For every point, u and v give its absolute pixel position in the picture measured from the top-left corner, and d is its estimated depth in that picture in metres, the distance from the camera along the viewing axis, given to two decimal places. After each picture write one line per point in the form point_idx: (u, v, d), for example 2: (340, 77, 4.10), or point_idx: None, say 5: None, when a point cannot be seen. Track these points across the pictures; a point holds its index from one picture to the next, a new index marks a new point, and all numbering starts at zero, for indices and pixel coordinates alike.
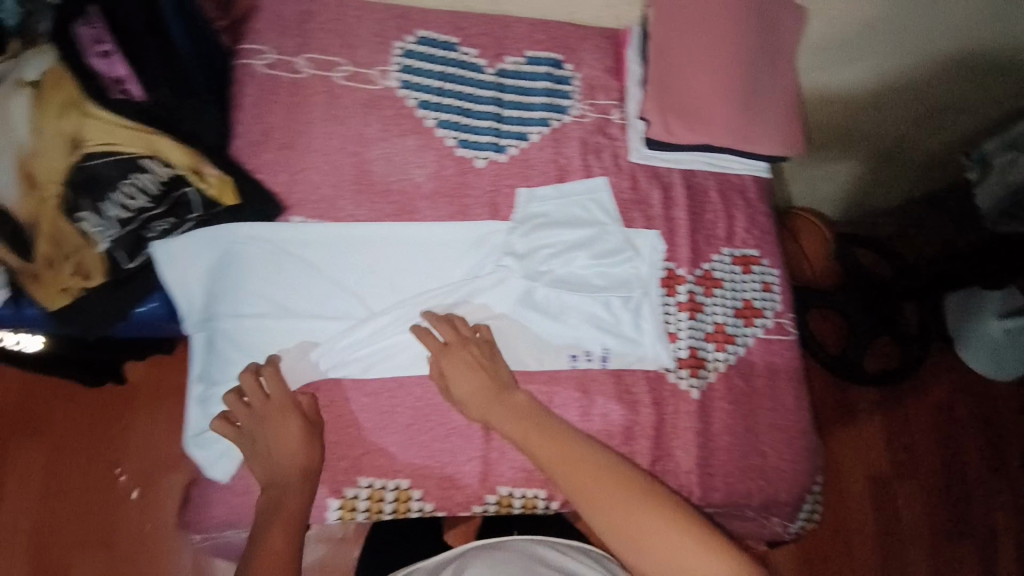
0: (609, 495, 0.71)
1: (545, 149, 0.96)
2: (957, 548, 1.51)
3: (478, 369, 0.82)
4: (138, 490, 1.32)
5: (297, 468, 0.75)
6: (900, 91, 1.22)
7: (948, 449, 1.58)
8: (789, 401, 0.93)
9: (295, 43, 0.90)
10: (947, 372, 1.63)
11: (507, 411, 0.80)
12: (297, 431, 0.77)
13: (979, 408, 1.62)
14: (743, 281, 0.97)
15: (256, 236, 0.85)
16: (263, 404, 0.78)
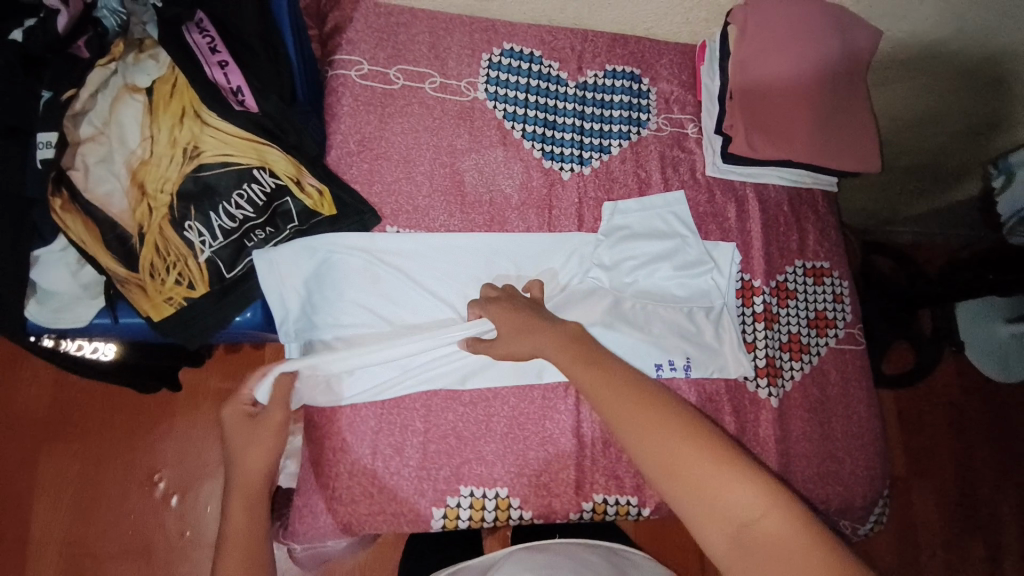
0: (653, 424, 0.64)
1: (626, 162, 0.98)
2: (969, 544, 1.59)
3: (521, 311, 0.78)
4: (177, 495, 1.24)
5: (253, 460, 0.71)
6: (951, 113, 1.26)
7: (963, 451, 1.66)
8: (860, 408, 0.96)
9: (388, 54, 0.92)
10: (965, 377, 1.71)
11: (545, 339, 0.75)
12: (256, 441, 0.72)
13: (994, 411, 1.69)
14: (815, 293, 1.00)
15: (355, 246, 0.84)
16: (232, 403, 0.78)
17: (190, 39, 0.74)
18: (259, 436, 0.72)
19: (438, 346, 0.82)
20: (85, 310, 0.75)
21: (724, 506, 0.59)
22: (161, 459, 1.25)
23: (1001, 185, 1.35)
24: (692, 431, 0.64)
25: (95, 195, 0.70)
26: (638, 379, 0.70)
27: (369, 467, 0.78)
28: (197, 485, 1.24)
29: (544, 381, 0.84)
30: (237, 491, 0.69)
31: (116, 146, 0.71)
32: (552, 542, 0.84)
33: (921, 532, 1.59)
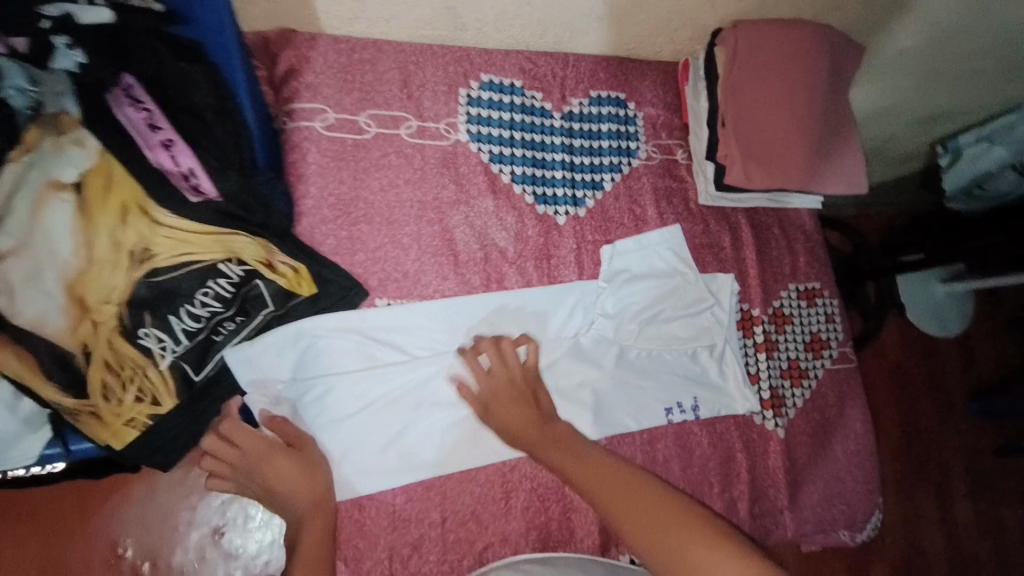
0: (621, 493, 0.65)
1: (620, 199, 0.93)
2: (922, 501, 1.73)
3: (521, 398, 0.76)
4: (149, 563, 0.93)
5: (310, 497, 0.68)
6: (919, 107, 1.27)
7: (915, 417, 1.78)
8: (857, 426, 0.99)
9: (355, 98, 0.81)
10: (910, 345, 1.84)
11: (547, 439, 0.74)
12: (296, 467, 0.69)
13: (937, 376, 1.84)
14: (808, 315, 1.00)
15: (339, 326, 0.75)
16: (241, 454, 0.69)
17: (125, 114, 0.63)
18: (302, 467, 0.69)
19: (444, 419, 0.78)
20: (28, 448, 0.64)
21: None
22: (125, 523, 0.93)
23: (948, 163, 1.32)
24: (665, 502, 0.64)
25: (26, 319, 0.58)
26: (631, 473, 0.69)
27: (387, 569, 0.73)
28: (172, 548, 0.94)
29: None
30: (308, 517, 0.66)
31: (45, 259, 0.58)
32: (558, 556, 0.73)
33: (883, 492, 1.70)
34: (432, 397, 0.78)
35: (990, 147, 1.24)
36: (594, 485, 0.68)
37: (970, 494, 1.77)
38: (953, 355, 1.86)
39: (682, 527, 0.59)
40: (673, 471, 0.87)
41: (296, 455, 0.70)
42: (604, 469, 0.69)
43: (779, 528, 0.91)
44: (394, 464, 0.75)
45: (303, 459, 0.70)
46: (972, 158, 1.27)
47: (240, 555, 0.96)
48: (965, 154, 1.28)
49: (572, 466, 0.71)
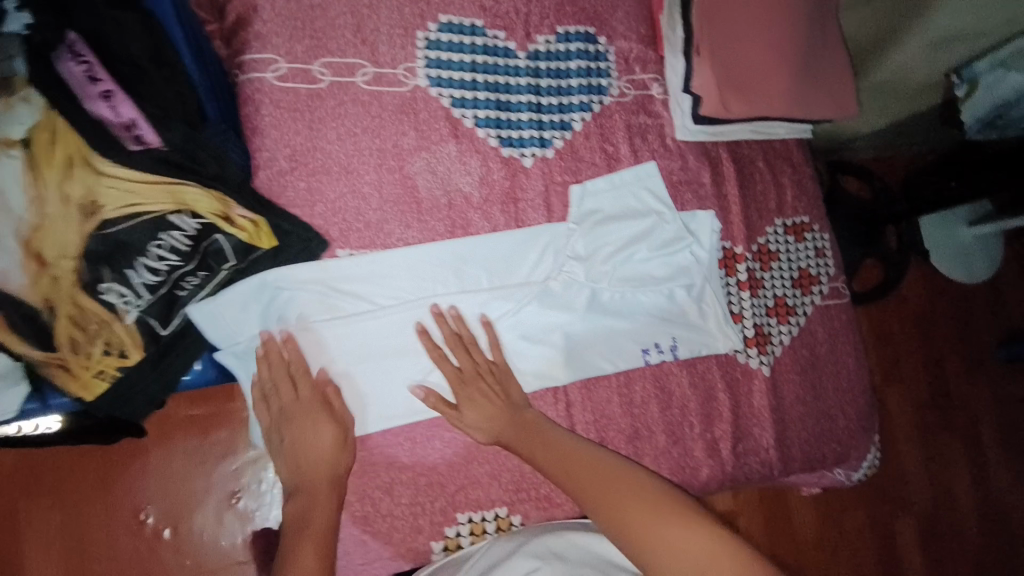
0: (584, 469, 0.71)
1: (591, 138, 0.90)
2: (939, 439, 1.73)
3: (487, 392, 0.77)
4: (170, 528, 0.99)
5: (324, 471, 0.71)
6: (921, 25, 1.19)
7: (930, 357, 1.77)
8: (848, 360, 0.95)
9: (307, 47, 0.80)
10: (929, 288, 1.81)
11: (516, 429, 0.75)
12: (331, 438, 0.72)
13: (953, 315, 1.82)
14: (796, 250, 0.95)
15: (303, 278, 0.76)
16: (292, 402, 0.73)
17: (65, 68, 0.62)
18: (334, 437, 0.72)
19: (412, 364, 0.78)
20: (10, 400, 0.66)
21: (681, 554, 0.60)
22: (148, 491, 0.99)
23: (963, 96, 1.29)
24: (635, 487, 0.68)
25: None
26: (585, 447, 0.74)
27: (359, 513, 0.75)
28: (192, 512, 1.00)
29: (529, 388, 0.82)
30: (312, 493, 0.69)
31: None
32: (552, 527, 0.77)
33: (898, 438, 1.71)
34: (402, 348, 0.78)
35: (1006, 76, 1.22)
36: (565, 466, 0.72)
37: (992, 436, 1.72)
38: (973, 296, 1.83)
39: (651, 511, 0.65)
40: (651, 412, 0.86)
41: (337, 428, 0.72)
42: (575, 454, 0.73)
43: (764, 467, 0.88)
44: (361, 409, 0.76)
45: (334, 437, 0.72)
46: (989, 86, 1.24)
47: (255, 517, 1.02)
48: (982, 83, 1.25)
49: (542, 450, 0.74)
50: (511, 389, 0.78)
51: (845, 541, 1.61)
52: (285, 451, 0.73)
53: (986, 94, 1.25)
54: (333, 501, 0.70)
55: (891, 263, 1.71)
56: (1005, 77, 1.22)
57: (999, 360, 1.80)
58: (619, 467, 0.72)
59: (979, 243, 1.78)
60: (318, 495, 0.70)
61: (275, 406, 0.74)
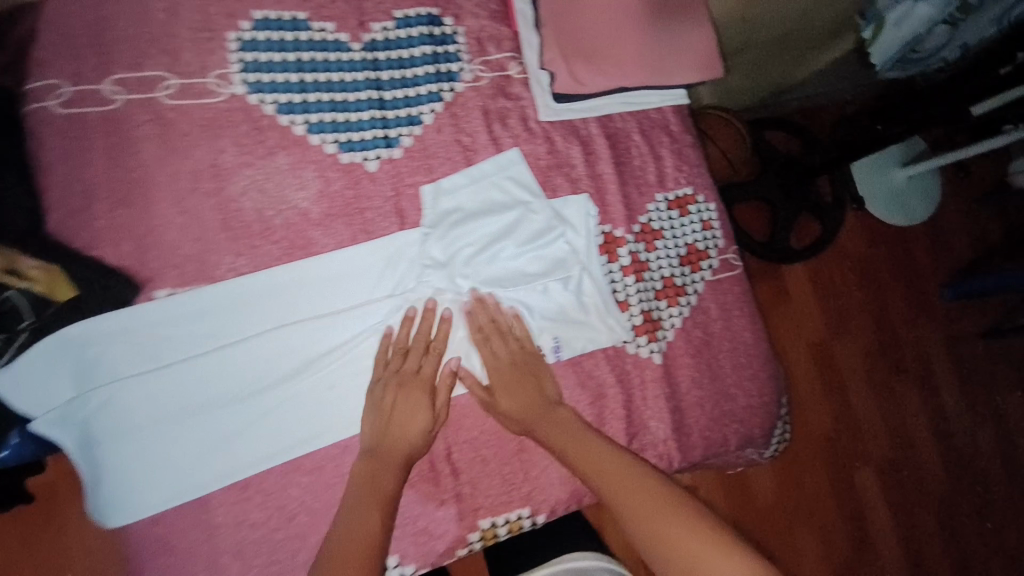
0: (613, 472, 0.69)
1: (443, 130, 0.82)
2: (892, 383, 1.71)
3: (426, 390, 0.75)
4: None
5: (399, 448, 0.72)
6: None
7: (874, 304, 1.73)
8: (747, 336, 0.89)
9: (95, 64, 0.71)
10: (868, 233, 1.76)
11: (552, 422, 0.75)
12: (422, 425, 0.73)
13: (895, 260, 1.77)
14: (681, 226, 0.89)
15: (112, 329, 0.69)
16: (412, 372, 0.75)
17: None
18: (424, 418, 0.73)
19: (258, 403, 0.73)
20: None
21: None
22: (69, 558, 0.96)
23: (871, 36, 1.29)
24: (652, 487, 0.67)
25: None
26: (620, 452, 0.72)
27: None
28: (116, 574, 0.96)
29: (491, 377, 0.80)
30: (387, 469, 0.70)
31: None
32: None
33: (850, 388, 1.68)
34: (246, 387, 0.73)
35: (914, 10, 1.18)
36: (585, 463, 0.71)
37: None
38: (914, 237, 1.79)
39: (673, 515, 0.64)
40: None
41: (430, 414, 0.74)
42: (597, 452, 0.71)
43: (662, 461, 0.83)
44: (208, 459, 0.71)
45: (427, 417, 0.73)
46: (894, 24, 1.23)
47: None
48: (887, 20, 1.23)
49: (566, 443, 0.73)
50: (547, 385, 0.78)
51: (806, 503, 1.58)
52: (382, 414, 0.73)
53: (895, 31, 1.24)
54: (400, 476, 0.71)
55: (827, 214, 1.66)
56: (913, 10, 1.18)
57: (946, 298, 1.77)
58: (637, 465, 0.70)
59: (913, 184, 1.75)
60: (390, 468, 0.71)
61: (390, 370, 0.75)
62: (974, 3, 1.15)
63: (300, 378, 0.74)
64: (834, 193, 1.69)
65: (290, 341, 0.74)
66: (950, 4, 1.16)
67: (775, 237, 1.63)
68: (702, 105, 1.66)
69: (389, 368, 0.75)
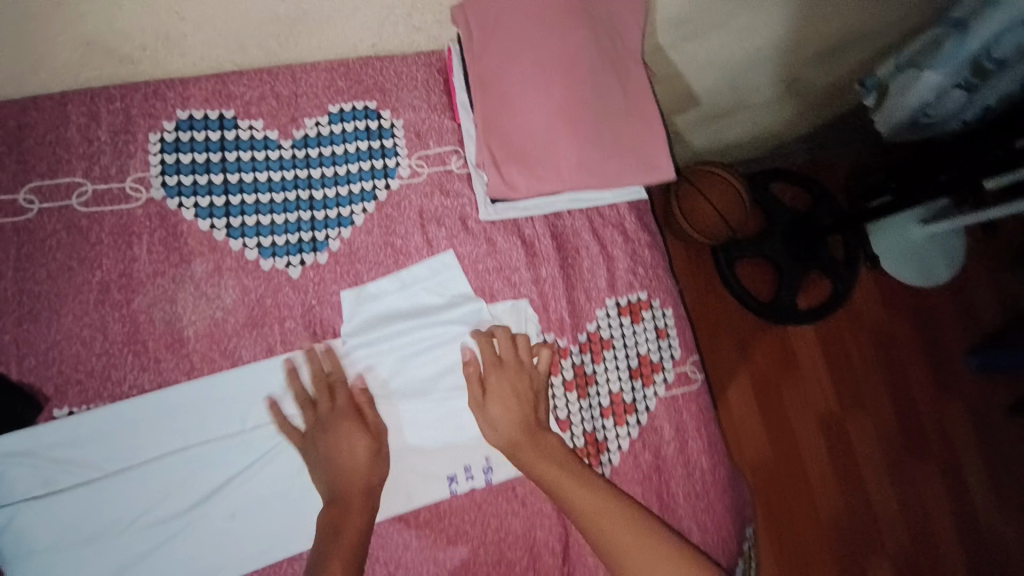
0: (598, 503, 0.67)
1: (373, 232, 0.78)
2: (914, 464, 1.49)
3: (352, 427, 0.70)
4: None
5: (358, 479, 0.68)
6: (778, 31, 1.06)
7: (890, 372, 1.53)
8: (703, 460, 0.81)
9: (12, 172, 0.69)
10: (885, 293, 1.57)
11: (537, 450, 0.71)
12: (366, 451, 0.69)
13: (923, 329, 1.57)
14: (634, 335, 0.82)
15: (9, 452, 0.65)
16: (329, 411, 0.70)
17: None
18: (368, 448, 0.70)
19: (170, 529, 0.67)
20: None
21: None
22: None
23: (876, 103, 1.20)
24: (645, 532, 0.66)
25: None
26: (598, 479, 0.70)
27: None
28: None
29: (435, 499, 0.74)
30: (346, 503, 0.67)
31: None
32: None
33: (864, 468, 1.47)
34: (148, 514, 0.67)
35: (919, 77, 1.07)
36: (592, 522, 0.66)
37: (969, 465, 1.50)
38: (938, 303, 1.58)
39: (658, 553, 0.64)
40: (460, 551, 0.73)
41: (368, 441, 0.70)
42: (603, 506, 0.67)
43: None
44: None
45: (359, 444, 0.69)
46: (899, 93, 1.12)
47: None
48: (891, 88, 1.14)
49: (575, 496, 0.67)
50: (542, 407, 0.75)
51: None
52: (314, 462, 0.69)
53: (899, 99, 1.13)
54: (368, 510, 0.67)
55: (839, 274, 1.48)
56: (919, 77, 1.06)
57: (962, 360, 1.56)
58: (624, 501, 0.68)
59: (939, 246, 1.55)
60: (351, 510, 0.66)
61: (315, 412, 0.70)
62: (989, 67, 1.02)
63: (223, 495, 0.69)
64: (847, 252, 1.51)
65: (214, 457, 0.69)
66: (961, 71, 1.04)
67: (784, 298, 1.47)
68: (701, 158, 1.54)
69: (315, 411, 0.71)
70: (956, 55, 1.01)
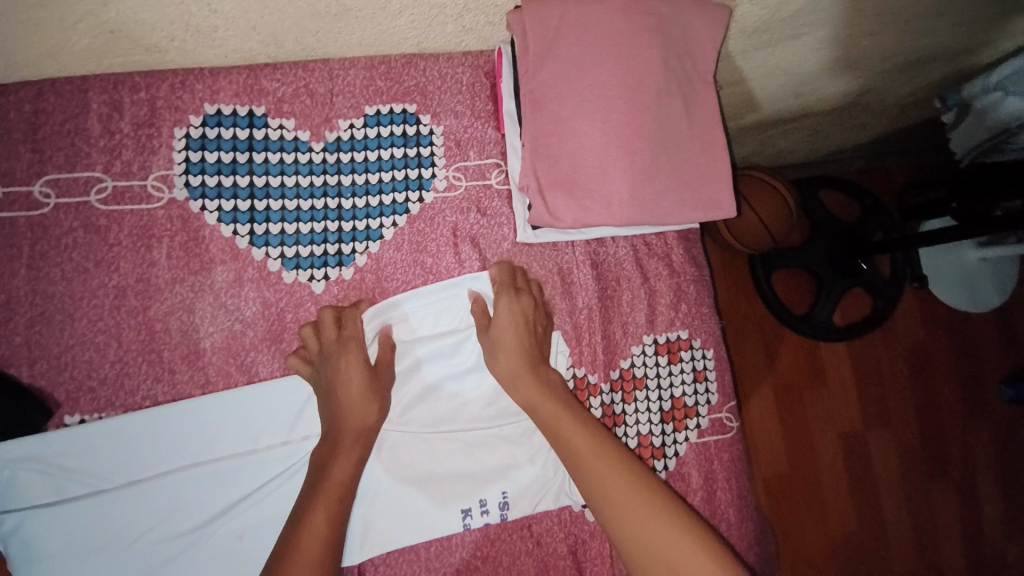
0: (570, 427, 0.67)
1: (403, 248, 0.73)
2: (939, 502, 1.43)
3: (356, 367, 0.68)
4: None
5: (352, 424, 0.67)
6: (856, 45, 0.96)
7: (926, 403, 1.46)
8: (730, 513, 0.77)
9: (29, 162, 0.66)
10: (929, 320, 1.48)
11: (535, 384, 0.69)
12: (363, 391, 0.68)
13: (969, 365, 1.48)
14: (670, 376, 0.77)
15: (20, 456, 0.63)
16: (333, 344, 0.68)
17: None
18: (371, 391, 0.68)
19: (178, 544, 0.66)
20: None
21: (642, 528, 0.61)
22: None
23: (953, 122, 1.12)
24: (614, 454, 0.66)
25: None
26: (573, 404, 0.69)
27: None
28: None
29: (447, 530, 0.71)
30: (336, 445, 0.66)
31: None
32: None
33: (884, 495, 1.41)
34: (157, 527, 0.65)
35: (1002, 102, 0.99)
36: (585, 467, 0.65)
37: (998, 511, 1.43)
38: (986, 336, 1.49)
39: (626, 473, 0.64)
40: None
41: (373, 380, 0.69)
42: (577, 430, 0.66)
43: None
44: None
45: (381, 387, 0.69)
46: (979, 116, 1.05)
47: None
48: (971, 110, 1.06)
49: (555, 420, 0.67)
50: (542, 341, 0.72)
51: None
52: (320, 397, 0.68)
53: (981, 121, 1.05)
54: (366, 450, 0.67)
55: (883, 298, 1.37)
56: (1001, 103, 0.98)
57: (1003, 400, 1.47)
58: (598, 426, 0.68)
59: (992, 268, 1.45)
60: (347, 447, 0.66)
61: (320, 344, 0.68)
62: None
63: (235, 513, 0.67)
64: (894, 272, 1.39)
65: (227, 472, 0.67)
66: None
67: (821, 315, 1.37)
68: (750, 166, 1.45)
69: (323, 344, 0.68)
70: None
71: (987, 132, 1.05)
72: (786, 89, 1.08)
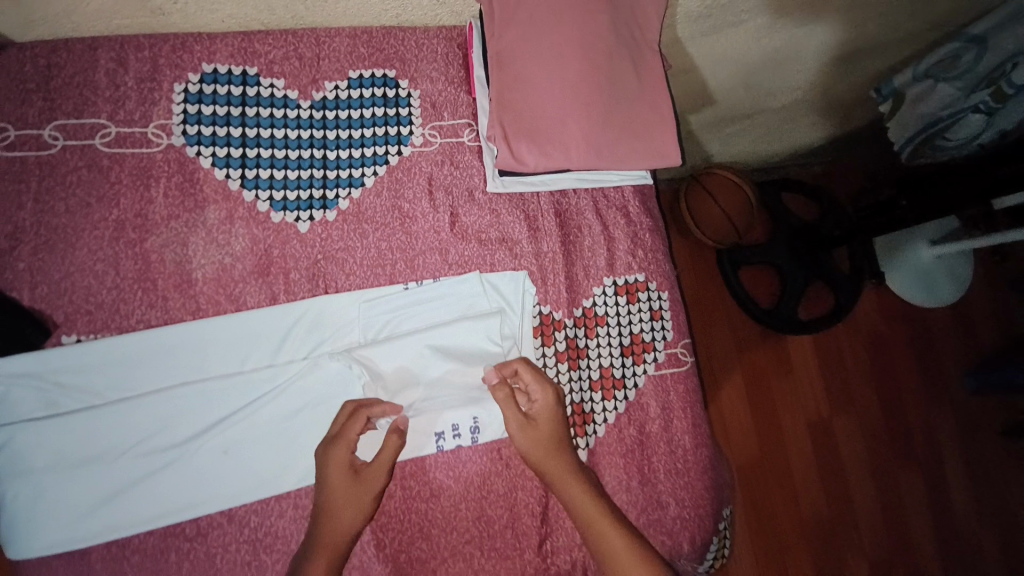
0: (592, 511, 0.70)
1: (383, 195, 0.80)
2: (902, 475, 1.48)
3: (344, 471, 0.68)
4: None
5: (332, 531, 0.66)
6: (791, 34, 1.07)
7: (883, 381, 1.53)
8: (685, 439, 0.83)
9: (39, 109, 0.72)
10: (883, 303, 1.57)
11: (562, 473, 0.71)
12: (344, 499, 0.67)
13: (922, 344, 1.57)
14: (628, 314, 0.84)
15: (19, 372, 0.68)
16: (335, 444, 0.70)
17: None
18: (354, 493, 0.67)
19: (162, 460, 0.70)
20: None
21: None
22: None
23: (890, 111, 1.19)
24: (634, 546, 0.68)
25: None
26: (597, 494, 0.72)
27: None
28: None
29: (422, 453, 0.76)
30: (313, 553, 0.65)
31: None
32: None
33: (849, 470, 1.47)
34: (142, 444, 0.70)
35: (934, 87, 1.07)
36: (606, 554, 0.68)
37: (957, 482, 1.49)
38: (937, 318, 1.58)
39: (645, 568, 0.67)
40: (442, 506, 0.75)
41: (357, 485, 0.68)
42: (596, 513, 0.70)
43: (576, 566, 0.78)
44: (108, 513, 0.68)
45: (360, 495, 0.67)
46: (914, 102, 1.13)
47: None
48: (907, 97, 1.14)
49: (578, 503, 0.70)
50: (559, 435, 0.73)
51: None
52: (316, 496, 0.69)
53: (915, 108, 1.13)
54: (339, 559, 0.66)
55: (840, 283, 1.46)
56: (933, 89, 1.07)
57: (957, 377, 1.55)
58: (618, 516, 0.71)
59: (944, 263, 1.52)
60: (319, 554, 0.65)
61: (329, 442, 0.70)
62: (1008, 91, 0.97)
63: (217, 432, 0.72)
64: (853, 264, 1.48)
65: (211, 393, 0.72)
66: (977, 87, 1.02)
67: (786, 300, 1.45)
68: (712, 162, 1.56)
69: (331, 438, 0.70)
70: (971, 70, 1.02)
71: (922, 118, 1.13)
72: (733, 79, 1.19)
